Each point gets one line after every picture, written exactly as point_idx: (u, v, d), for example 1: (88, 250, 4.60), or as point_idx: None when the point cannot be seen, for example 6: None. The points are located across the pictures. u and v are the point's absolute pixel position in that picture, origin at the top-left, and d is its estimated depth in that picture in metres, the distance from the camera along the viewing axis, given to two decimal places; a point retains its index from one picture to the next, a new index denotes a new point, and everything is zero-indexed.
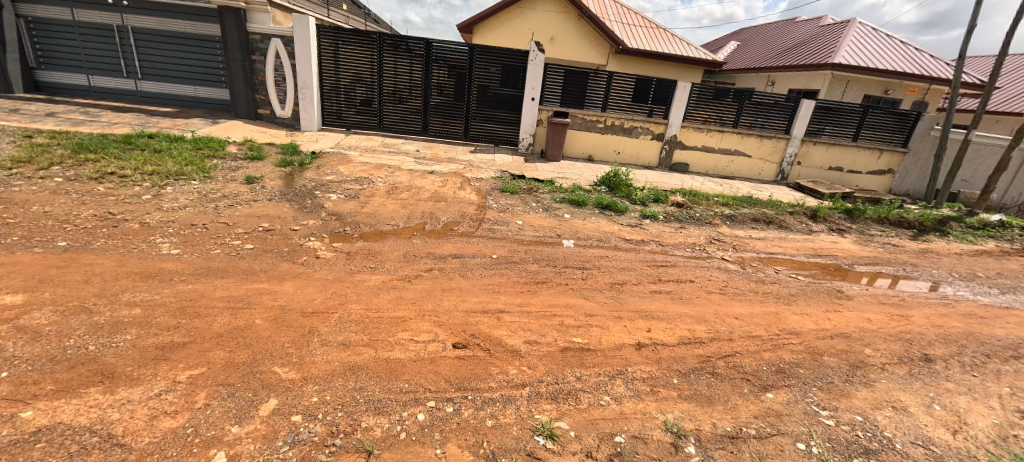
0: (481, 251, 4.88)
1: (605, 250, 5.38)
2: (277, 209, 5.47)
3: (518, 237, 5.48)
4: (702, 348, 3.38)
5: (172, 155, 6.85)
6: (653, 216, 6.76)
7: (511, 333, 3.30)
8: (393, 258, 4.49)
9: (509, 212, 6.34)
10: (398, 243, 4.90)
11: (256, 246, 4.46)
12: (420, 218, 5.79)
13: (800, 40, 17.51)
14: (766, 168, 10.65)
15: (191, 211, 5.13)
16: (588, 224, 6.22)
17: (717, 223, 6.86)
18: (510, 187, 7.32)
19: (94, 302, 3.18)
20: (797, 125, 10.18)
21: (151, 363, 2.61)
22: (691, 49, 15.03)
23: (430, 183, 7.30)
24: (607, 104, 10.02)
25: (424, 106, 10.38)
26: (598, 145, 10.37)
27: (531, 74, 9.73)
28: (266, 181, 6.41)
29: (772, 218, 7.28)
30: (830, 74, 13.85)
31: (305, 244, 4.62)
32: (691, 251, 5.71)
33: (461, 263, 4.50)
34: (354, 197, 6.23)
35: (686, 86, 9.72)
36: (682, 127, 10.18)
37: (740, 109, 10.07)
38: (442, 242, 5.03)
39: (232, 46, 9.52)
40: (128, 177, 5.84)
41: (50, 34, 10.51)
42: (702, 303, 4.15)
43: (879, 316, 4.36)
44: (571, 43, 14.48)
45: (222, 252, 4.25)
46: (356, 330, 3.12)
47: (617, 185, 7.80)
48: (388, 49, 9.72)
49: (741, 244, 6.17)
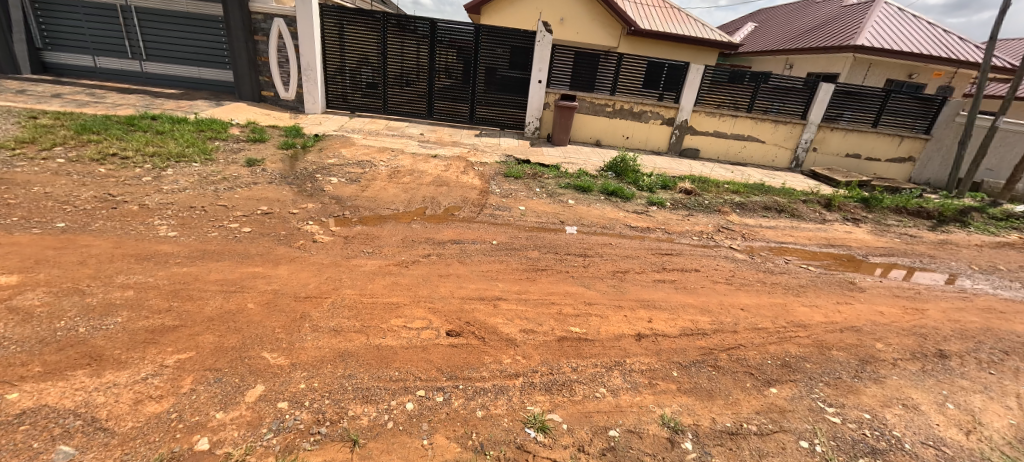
0: (482, 237, 4.78)
1: (609, 237, 5.26)
2: (277, 192, 5.43)
3: (520, 223, 5.37)
4: (704, 340, 3.28)
5: (175, 137, 6.83)
6: (660, 203, 6.59)
7: (506, 321, 3.22)
8: (390, 243, 4.42)
9: (512, 197, 6.23)
10: (397, 228, 4.82)
11: (253, 229, 4.42)
12: (420, 202, 5.70)
13: (820, 22, 16.89)
14: (780, 155, 10.34)
15: (190, 194, 5.10)
16: (593, 211, 6.09)
17: (726, 211, 6.69)
18: (514, 172, 7.19)
19: (88, 284, 3.15)
20: (814, 111, 9.85)
21: (140, 346, 2.57)
22: (706, 31, 14.57)
23: (432, 168, 7.19)
24: (617, 87, 9.76)
25: (430, 89, 10.22)
26: (606, 130, 10.14)
27: (538, 55, 9.48)
28: (267, 164, 6.35)
29: (785, 206, 7.09)
30: (852, 56, 13.35)
31: (302, 227, 4.56)
32: (698, 239, 5.56)
33: (460, 249, 4.42)
34: (355, 181, 6.16)
35: (699, 69, 9.43)
36: (693, 111, 9.89)
37: (755, 93, 9.75)
38: (442, 228, 4.94)
39: (235, 26, 9.42)
40: (129, 159, 5.82)
41: (56, 15, 10.50)
42: (706, 294, 4.02)
43: (892, 309, 4.21)
44: (581, 24, 14.12)
45: (218, 234, 4.21)
46: (349, 316, 3.06)
47: (624, 171, 7.63)
48: (392, 29, 9.54)
49: (750, 233, 6.01)
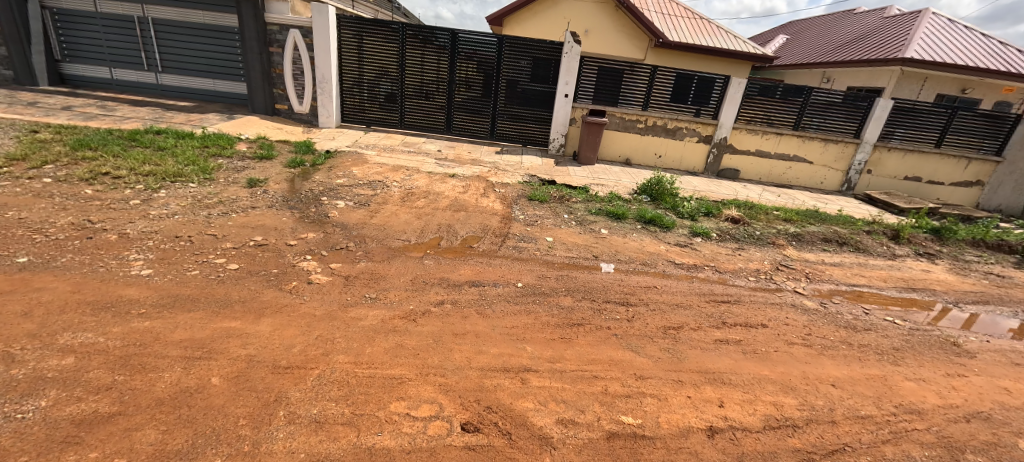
0: (504, 278, 4.10)
1: (652, 278, 4.51)
2: (275, 218, 4.85)
3: (548, 258, 4.67)
4: (798, 437, 2.50)
5: (175, 153, 6.36)
6: (704, 233, 5.80)
7: (539, 407, 2.50)
8: (398, 286, 3.76)
9: (538, 225, 5.53)
10: (406, 265, 4.18)
11: (241, 266, 3.82)
12: (435, 231, 5.05)
13: (861, 34, 15.93)
14: (830, 177, 9.41)
15: (178, 220, 4.56)
16: (629, 243, 5.35)
17: (782, 244, 5.86)
18: (539, 195, 6.52)
19: (23, 346, 2.57)
20: (869, 129, 8.95)
21: (56, 449, 1.97)
22: (740, 43, 13.79)
23: (449, 189, 6.57)
24: (649, 102, 9.04)
25: (449, 103, 9.64)
26: (637, 148, 9.38)
27: (565, 68, 8.85)
28: (270, 184, 5.81)
29: (847, 238, 6.25)
30: (899, 70, 12.40)
31: (296, 264, 3.94)
32: (755, 280, 4.76)
33: (480, 295, 3.74)
34: (364, 205, 5.55)
35: (741, 83, 8.68)
36: (733, 128, 9.08)
37: (803, 109, 8.90)
38: (458, 264, 4.28)
39: (249, 38, 9.05)
40: (121, 178, 5.34)
41: (75, 26, 10.37)
42: (783, 362, 3.23)
43: (1019, 386, 3.36)
44: (606, 36, 13.56)
45: (199, 273, 3.63)
46: (338, 397, 2.40)
47: (660, 195, 6.86)
48: (411, 40, 9.07)
49: (815, 273, 5.17)
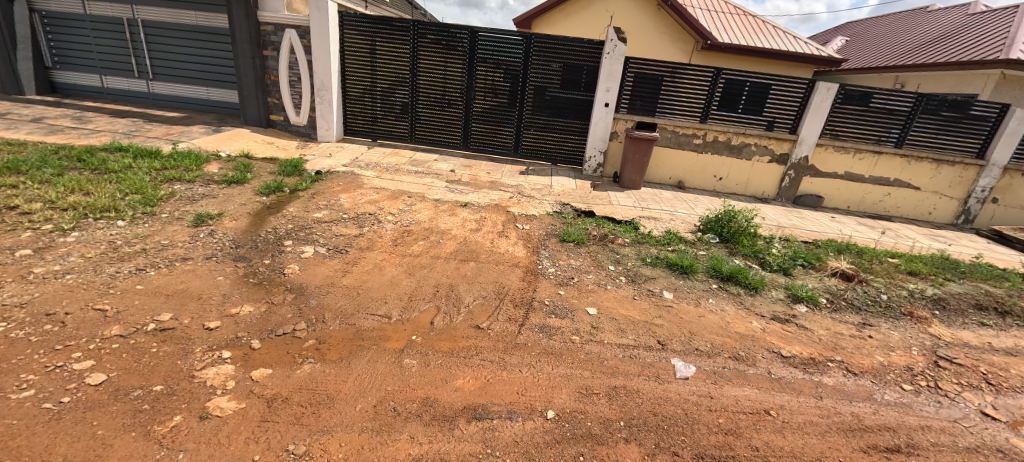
0: (529, 399, 2.57)
1: (759, 391, 2.89)
2: (207, 278, 3.47)
3: (593, 351, 3.10)
4: None
5: (120, 179, 5.10)
6: (810, 299, 4.13)
7: None
8: (351, 422, 2.28)
9: (575, 286, 3.98)
10: (376, 369, 2.70)
11: (110, 378, 2.40)
12: (429, 298, 3.55)
13: (943, 32, 13.72)
14: (941, 206, 7.51)
15: (67, 283, 3.20)
16: (707, 316, 3.74)
17: (923, 316, 4.14)
18: (574, 234, 4.99)
19: None
20: (999, 147, 7.06)
21: None
22: (803, 44, 11.92)
23: (458, 225, 5.11)
24: (709, 113, 7.36)
25: (466, 113, 8.19)
26: (692, 168, 7.70)
27: (607, 71, 7.28)
28: (224, 222, 4.47)
29: (1012, 305, 4.45)
30: (999, 74, 10.31)
31: (200, 373, 2.50)
32: (915, 394, 3.09)
33: (486, 445, 2.23)
34: (340, 252, 4.16)
35: (830, 89, 6.95)
36: (817, 145, 7.30)
37: (911, 122, 7.06)
38: (457, 366, 2.78)
39: (240, 39, 7.83)
40: (30, 214, 4.08)
41: (64, 30, 9.51)
42: None
43: None
44: (646, 38, 11.96)
45: (29, 399, 2.22)
46: None
47: (734, 236, 5.19)
48: (424, 42, 7.73)
49: (999, 374, 3.42)
